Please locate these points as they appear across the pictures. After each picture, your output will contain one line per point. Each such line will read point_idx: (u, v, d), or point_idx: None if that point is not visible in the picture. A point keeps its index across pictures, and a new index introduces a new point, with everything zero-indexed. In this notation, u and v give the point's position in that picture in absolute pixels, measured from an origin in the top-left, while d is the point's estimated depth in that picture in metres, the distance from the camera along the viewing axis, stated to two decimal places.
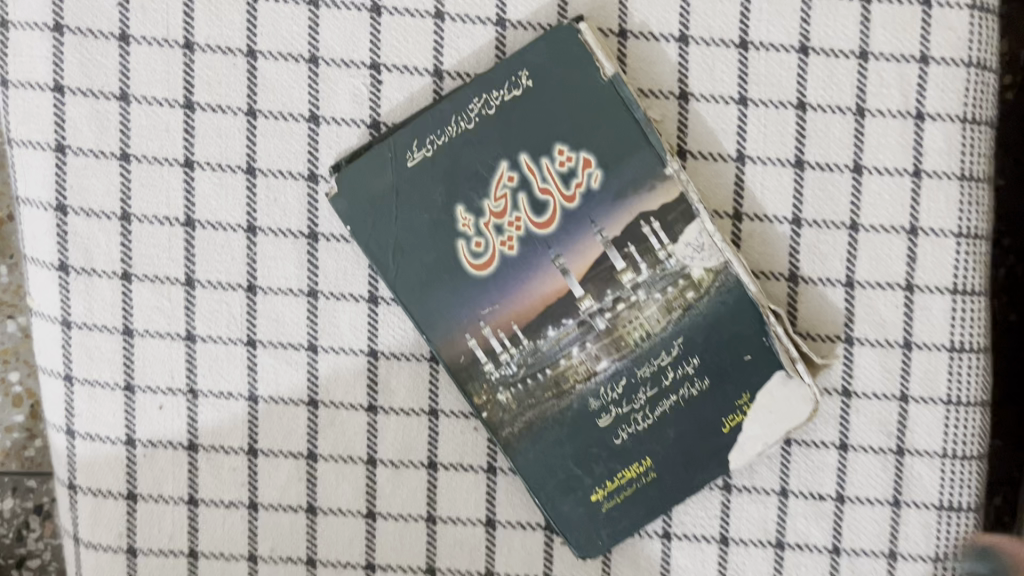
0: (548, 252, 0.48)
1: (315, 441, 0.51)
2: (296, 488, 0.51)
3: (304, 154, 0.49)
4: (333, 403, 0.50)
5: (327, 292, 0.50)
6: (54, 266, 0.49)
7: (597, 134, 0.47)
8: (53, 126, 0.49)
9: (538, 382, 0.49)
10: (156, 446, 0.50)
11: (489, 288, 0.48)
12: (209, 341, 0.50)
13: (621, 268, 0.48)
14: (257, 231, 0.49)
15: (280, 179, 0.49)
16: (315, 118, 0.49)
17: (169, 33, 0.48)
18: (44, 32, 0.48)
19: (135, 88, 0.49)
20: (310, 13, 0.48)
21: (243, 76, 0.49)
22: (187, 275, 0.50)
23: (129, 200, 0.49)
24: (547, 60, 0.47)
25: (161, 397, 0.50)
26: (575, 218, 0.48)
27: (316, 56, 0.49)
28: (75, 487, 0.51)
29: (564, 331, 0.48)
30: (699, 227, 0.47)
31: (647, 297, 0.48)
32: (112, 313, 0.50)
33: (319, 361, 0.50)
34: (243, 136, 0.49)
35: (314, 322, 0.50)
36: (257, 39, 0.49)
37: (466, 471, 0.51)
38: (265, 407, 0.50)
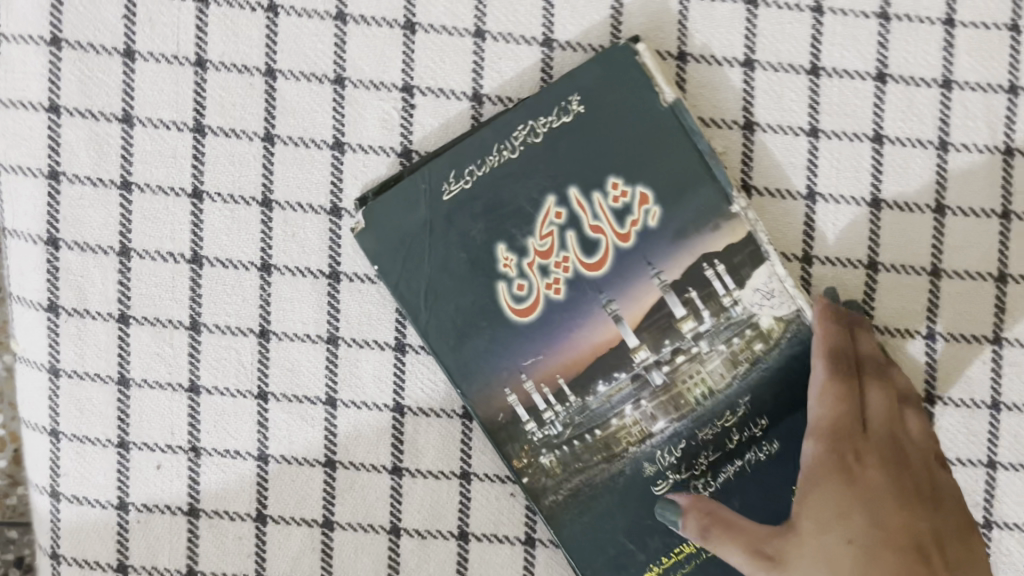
0: (599, 297, 0.43)
1: (332, 507, 0.45)
2: (309, 560, 0.45)
3: (326, 185, 0.44)
4: (352, 464, 0.45)
5: (349, 339, 0.44)
6: (43, 306, 0.44)
7: (655, 166, 0.43)
8: (46, 150, 0.44)
9: (585, 443, 0.43)
10: (151, 511, 0.45)
11: (532, 336, 0.43)
12: (215, 393, 0.44)
13: (681, 316, 0.43)
14: (272, 270, 0.44)
15: (300, 212, 0.44)
16: (339, 146, 0.44)
17: (178, 48, 0.44)
18: (40, 46, 0.43)
19: (140, 109, 0.44)
20: (336, 29, 0.44)
21: (260, 97, 0.44)
22: (192, 318, 0.44)
23: (128, 234, 0.44)
24: (600, 83, 0.43)
25: (159, 455, 0.45)
26: (630, 259, 0.43)
27: (342, 76, 0.44)
28: (58, 557, 0.45)
29: (616, 387, 0.43)
30: (769, 271, 0.42)
31: (710, 349, 0.43)
32: (106, 360, 0.44)
33: (338, 416, 0.45)
34: (259, 164, 0.44)
35: (334, 373, 0.45)
36: (277, 57, 0.44)
37: (501, 542, 0.45)
38: (276, 468, 0.45)
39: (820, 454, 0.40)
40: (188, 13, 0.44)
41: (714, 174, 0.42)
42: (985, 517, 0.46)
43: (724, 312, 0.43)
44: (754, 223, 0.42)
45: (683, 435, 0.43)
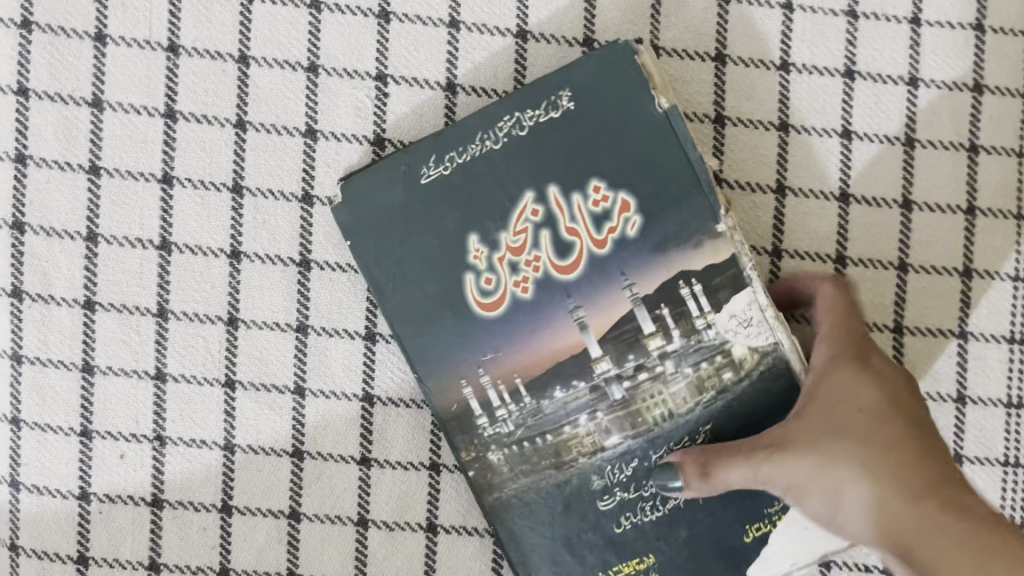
0: (568, 301, 0.42)
1: (299, 499, 0.44)
2: (275, 552, 0.44)
3: (298, 172, 0.44)
4: (321, 454, 0.44)
5: (319, 327, 0.44)
6: (6, 292, 0.43)
7: (638, 174, 0.41)
8: (14, 134, 0.43)
9: (536, 447, 0.42)
10: (113, 501, 0.44)
11: (499, 332, 0.42)
12: (182, 381, 0.44)
13: (649, 332, 0.41)
14: (241, 257, 0.44)
15: (271, 200, 0.44)
16: (311, 133, 0.44)
17: (151, 33, 0.43)
18: (10, 29, 0.43)
19: (110, 93, 0.43)
20: (310, 17, 0.44)
21: (233, 83, 0.44)
22: (159, 305, 0.44)
23: (96, 219, 0.43)
24: (595, 82, 0.42)
25: (123, 445, 0.44)
26: (605, 268, 0.41)
27: (316, 64, 0.44)
28: (17, 548, 0.44)
29: (573, 395, 0.41)
30: (749, 297, 0.40)
31: (675, 369, 0.41)
32: (71, 347, 0.43)
33: (306, 406, 0.44)
34: (230, 150, 0.44)
35: (303, 362, 0.44)
36: (250, 44, 0.44)
37: (470, 536, 0.45)
38: (243, 458, 0.44)
39: (833, 346, 0.39)
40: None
41: (699, 189, 0.41)
42: None
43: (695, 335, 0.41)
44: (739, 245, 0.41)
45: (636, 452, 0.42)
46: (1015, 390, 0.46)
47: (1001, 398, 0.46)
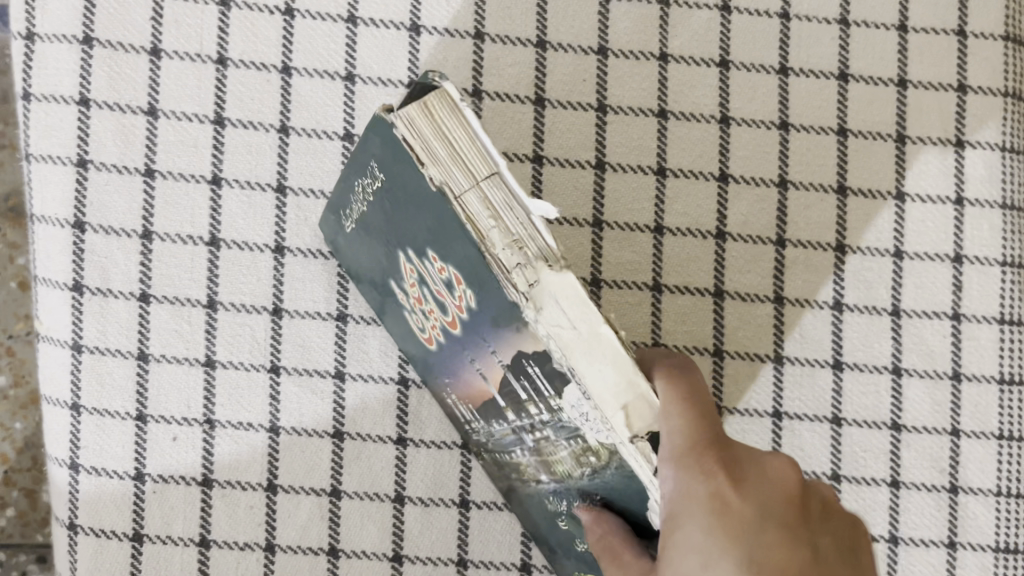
0: (466, 356, 0.37)
1: (339, 477, 0.47)
2: (317, 528, 0.47)
3: (337, 172, 0.48)
4: (359, 435, 0.47)
5: (357, 316, 0.48)
6: (68, 286, 0.47)
7: (453, 249, 0.33)
8: (75, 140, 0.47)
9: (510, 459, 0.41)
10: (167, 481, 0.47)
11: (445, 367, 0.41)
12: (230, 367, 0.47)
13: (524, 399, 0.36)
14: (285, 251, 0.47)
15: (311, 198, 0.47)
16: (349, 137, 0.48)
17: (201, 47, 0.47)
18: (73, 45, 0.47)
19: (164, 103, 0.47)
20: (348, 31, 0.48)
21: (276, 92, 0.47)
22: (209, 297, 0.47)
23: (151, 218, 0.47)
24: (388, 160, 0.35)
25: (176, 428, 0.47)
26: (466, 331, 0.36)
27: (353, 73, 0.48)
28: (76, 527, 0.47)
29: (512, 425, 0.38)
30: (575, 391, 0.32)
31: (556, 437, 0.36)
32: (127, 337, 0.47)
33: (346, 390, 0.47)
34: (274, 153, 0.47)
35: (342, 348, 0.47)
36: (293, 56, 0.48)
37: (499, 510, 0.48)
38: (286, 440, 0.47)
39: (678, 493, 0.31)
40: (211, 15, 0.47)
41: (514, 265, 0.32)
42: (951, 482, 0.49)
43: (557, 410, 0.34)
44: (548, 338, 0.32)
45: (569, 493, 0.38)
46: (1007, 366, 0.49)
47: (994, 375, 0.49)
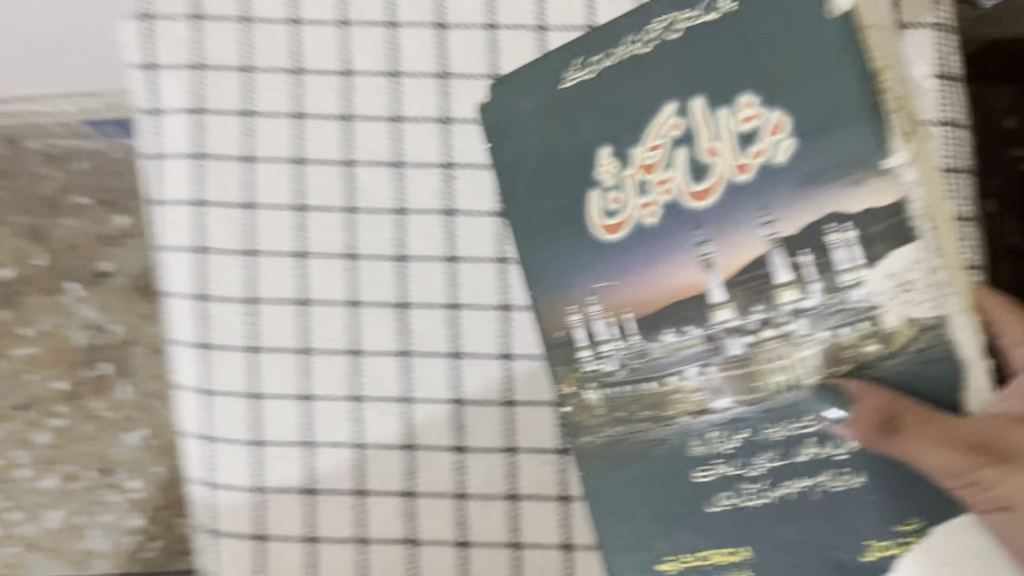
0: (694, 232, 0.46)
1: (414, 480, 0.66)
2: (400, 521, 0.66)
3: (392, 240, 0.64)
4: (428, 446, 0.65)
5: (418, 351, 0.65)
6: (194, 343, 0.67)
7: (794, 93, 0.42)
8: (194, 232, 0.65)
9: (638, 394, 0.51)
10: (281, 492, 0.67)
11: (620, 262, 0.50)
12: (326, 398, 0.66)
13: (785, 282, 0.43)
14: (359, 304, 0.65)
15: (376, 260, 0.64)
16: (401, 211, 0.64)
17: (281, 154, 0.64)
18: (188, 159, 0.65)
19: (259, 198, 0.64)
20: (393, 128, 0.63)
21: (341, 180, 0.64)
22: (304, 346, 0.65)
23: (257, 288, 0.65)
24: (759, 9, 0.43)
25: (285, 449, 0.67)
26: (744, 194, 0.44)
27: (400, 160, 0.63)
28: (218, 531, 0.69)
29: (688, 342, 0.48)
30: (914, 254, 0.40)
31: (807, 330, 0.44)
32: (239, 381, 0.66)
33: (416, 407, 0.65)
34: (341, 230, 0.64)
35: (407, 377, 0.65)
36: (354, 151, 0.64)
37: (542, 498, 0.65)
38: (370, 452, 0.66)
39: None
40: (286, 126, 0.64)
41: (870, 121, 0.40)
42: None
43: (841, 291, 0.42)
44: (912, 184, 0.39)
45: (751, 421, 0.46)
46: None
47: None
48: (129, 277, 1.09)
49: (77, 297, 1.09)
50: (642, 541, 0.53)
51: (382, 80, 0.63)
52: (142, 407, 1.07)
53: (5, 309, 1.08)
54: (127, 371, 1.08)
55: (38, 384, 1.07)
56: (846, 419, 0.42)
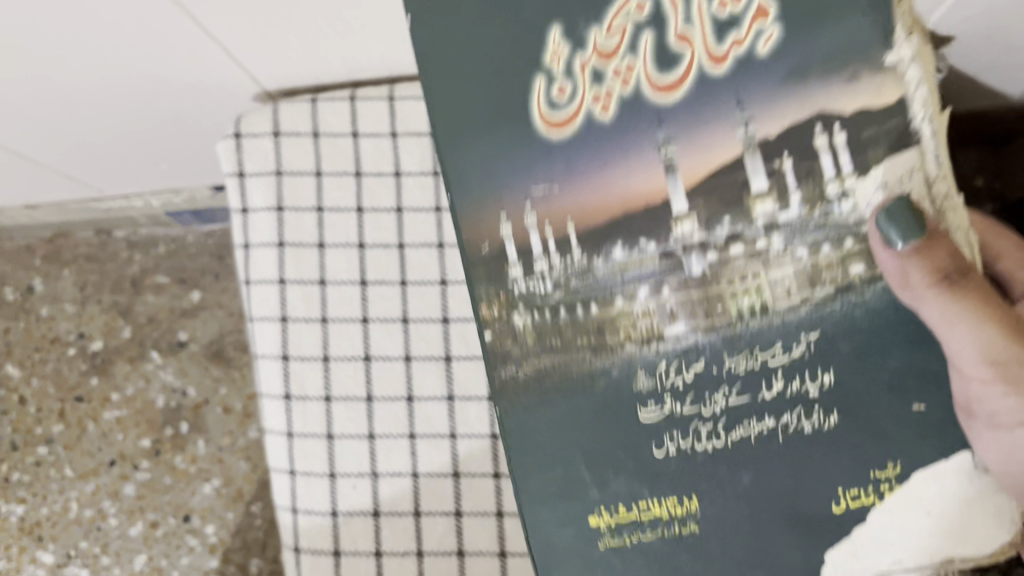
0: (657, 128, 0.53)
1: (460, 502, 0.81)
2: (450, 537, 0.82)
3: (438, 307, 0.82)
4: (470, 473, 0.81)
5: (459, 394, 0.81)
6: (281, 396, 0.82)
7: None
8: (279, 306, 0.82)
9: (575, 319, 0.54)
10: (353, 515, 0.82)
11: (568, 161, 0.54)
12: (385, 436, 0.81)
13: (761, 192, 0.53)
14: (412, 356, 0.82)
15: (424, 322, 0.82)
16: (444, 282, 0.82)
17: (349, 239, 0.82)
18: (273, 247, 0.81)
19: (329, 275, 0.82)
20: (437, 215, 0.82)
21: (396, 261, 0.82)
22: (367, 394, 0.82)
23: (329, 348, 0.82)
24: None
25: (355, 479, 0.82)
26: (722, 87, 0.53)
27: (443, 242, 0.82)
28: (299, 549, 0.83)
29: (640, 258, 0.53)
30: (913, 158, 0.52)
31: (779, 258, 0.53)
32: (320, 424, 0.82)
33: (459, 442, 0.81)
34: (399, 299, 0.82)
35: (453, 417, 0.81)
36: (405, 240, 0.82)
37: None
38: (425, 479, 0.81)
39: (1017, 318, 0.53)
40: (352, 218, 0.81)
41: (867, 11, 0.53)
42: None
43: (826, 203, 0.52)
44: (916, 84, 0.52)
45: (709, 351, 0.54)
46: None
47: None
48: (200, 345, 1.24)
49: (157, 364, 1.24)
50: (571, 483, 0.55)
51: (426, 178, 0.82)
52: (217, 459, 1.21)
53: (96, 376, 1.23)
54: (202, 429, 1.22)
55: (124, 443, 1.22)
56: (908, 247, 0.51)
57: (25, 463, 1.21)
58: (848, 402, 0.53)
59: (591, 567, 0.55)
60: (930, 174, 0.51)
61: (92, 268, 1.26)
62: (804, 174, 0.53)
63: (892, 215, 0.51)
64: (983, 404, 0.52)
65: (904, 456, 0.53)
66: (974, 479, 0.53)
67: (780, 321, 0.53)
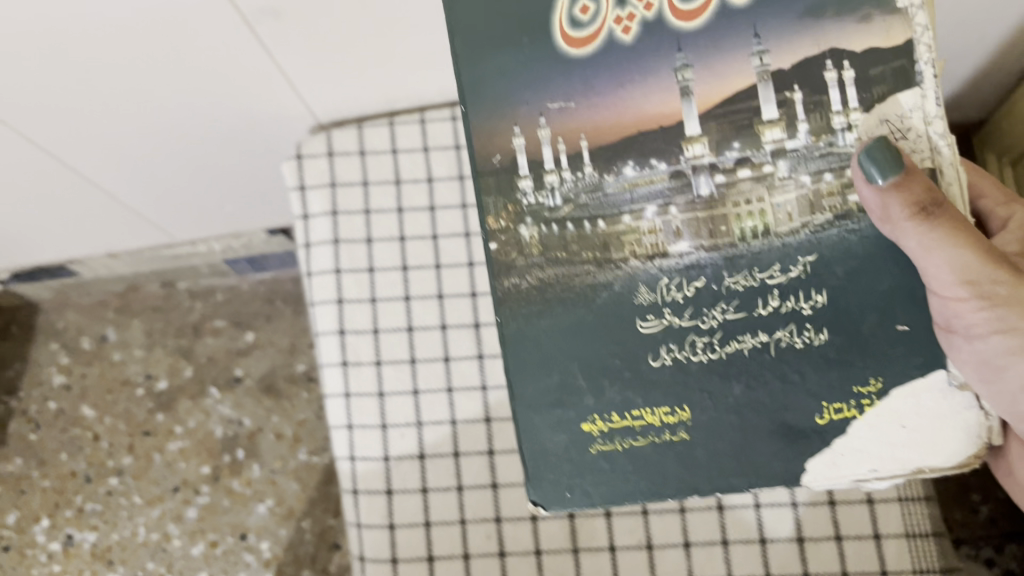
0: (676, 52, 0.59)
1: (493, 442, 0.96)
2: (485, 473, 0.95)
3: (467, 283, 1.00)
4: (500, 418, 0.96)
5: (490, 352, 0.99)
6: (338, 363, 1.00)
7: None
8: (335, 291, 1.01)
9: (580, 234, 0.60)
10: (401, 458, 0.97)
11: (585, 82, 0.60)
12: (427, 392, 0.98)
13: (773, 121, 0.58)
14: (447, 324, 1.00)
15: (454, 297, 1.00)
16: (473, 262, 1.01)
17: (392, 232, 1.01)
18: (329, 243, 1.02)
19: (377, 264, 1.01)
20: (464, 206, 1.02)
21: (430, 245, 1.01)
22: (411, 356, 0.99)
23: (378, 326, 1.00)
24: None
25: (402, 429, 0.97)
26: (740, 14, 0.58)
27: (469, 230, 1.02)
28: (355, 491, 0.98)
29: (641, 179, 0.60)
30: (914, 97, 0.57)
31: (785, 180, 0.58)
32: (370, 384, 0.99)
33: (490, 391, 0.97)
34: (434, 280, 1.01)
35: (485, 372, 0.98)
36: (438, 232, 1.01)
37: None
38: (461, 424, 0.97)
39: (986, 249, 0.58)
40: (393, 214, 1.02)
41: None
42: None
43: (832, 134, 0.58)
44: (922, 32, 0.57)
45: (710, 269, 0.59)
46: None
47: None
48: (254, 380, 1.33)
49: (216, 400, 1.33)
50: (567, 389, 0.61)
51: (453, 181, 1.03)
52: (271, 481, 1.29)
53: (162, 412, 1.33)
54: (257, 453, 1.30)
55: (187, 471, 1.30)
56: (887, 186, 0.55)
57: (98, 493, 1.31)
58: (842, 319, 0.59)
59: (582, 472, 0.61)
60: (928, 113, 0.56)
61: (157, 317, 1.37)
62: (811, 108, 0.58)
63: (878, 163, 0.55)
64: (960, 321, 0.59)
65: (885, 376, 0.58)
66: (951, 395, 0.57)
67: (782, 243, 0.58)
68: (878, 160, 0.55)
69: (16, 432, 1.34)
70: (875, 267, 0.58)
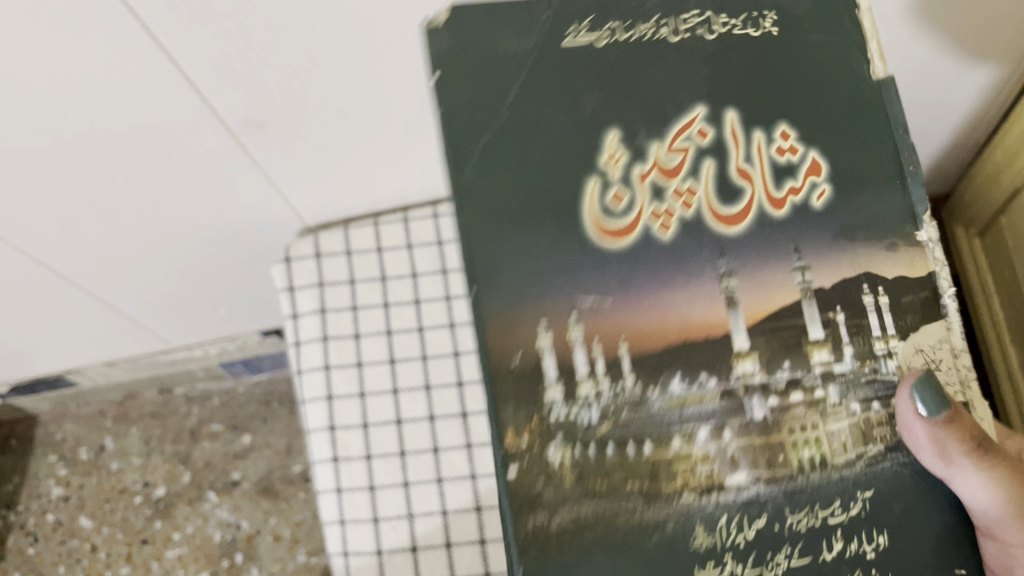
0: (720, 260, 0.62)
1: (484, 532, 1.07)
2: (477, 562, 1.07)
3: (453, 377, 1.11)
4: (489, 505, 1.08)
5: (476, 442, 1.09)
6: (330, 459, 1.10)
7: (825, 137, 0.66)
8: (325, 387, 1.12)
9: (625, 459, 0.60)
10: (395, 552, 1.07)
11: (625, 283, 0.61)
12: (417, 483, 1.08)
13: (820, 341, 0.63)
14: (435, 417, 1.10)
15: (443, 387, 1.11)
16: (457, 353, 1.12)
17: (380, 327, 1.13)
18: (319, 340, 1.13)
19: (366, 358, 1.12)
20: (447, 302, 1.14)
21: (416, 338, 1.13)
22: (400, 449, 1.09)
23: (367, 421, 1.10)
24: (807, 61, 0.67)
25: (394, 522, 1.08)
26: (783, 229, 0.64)
27: (452, 322, 1.13)
28: None
29: (694, 386, 0.61)
30: (940, 330, 0.66)
31: (837, 400, 0.62)
32: (362, 478, 1.09)
33: (479, 481, 1.08)
34: (421, 369, 1.12)
35: (472, 461, 1.09)
36: (424, 326, 1.13)
37: None
38: (453, 514, 1.07)
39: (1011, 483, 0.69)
40: (381, 309, 1.14)
41: (901, 187, 0.67)
42: None
43: (875, 360, 0.64)
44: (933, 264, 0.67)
45: (771, 504, 0.61)
46: None
47: None
48: (251, 483, 1.43)
49: (214, 503, 1.43)
50: None
51: (436, 276, 1.15)
52: None
53: (160, 519, 1.43)
54: (255, 557, 1.39)
55: None
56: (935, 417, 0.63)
57: None
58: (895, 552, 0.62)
59: None
60: (955, 345, 0.66)
61: (156, 423, 1.49)
62: (854, 331, 0.64)
63: (931, 404, 0.63)
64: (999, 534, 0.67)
65: None
66: None
67: (840, 475, 0.62)
68: (929, 400, 0.63)
69: (15, 546, 1.43)
70: (917, 494, 0.63)
